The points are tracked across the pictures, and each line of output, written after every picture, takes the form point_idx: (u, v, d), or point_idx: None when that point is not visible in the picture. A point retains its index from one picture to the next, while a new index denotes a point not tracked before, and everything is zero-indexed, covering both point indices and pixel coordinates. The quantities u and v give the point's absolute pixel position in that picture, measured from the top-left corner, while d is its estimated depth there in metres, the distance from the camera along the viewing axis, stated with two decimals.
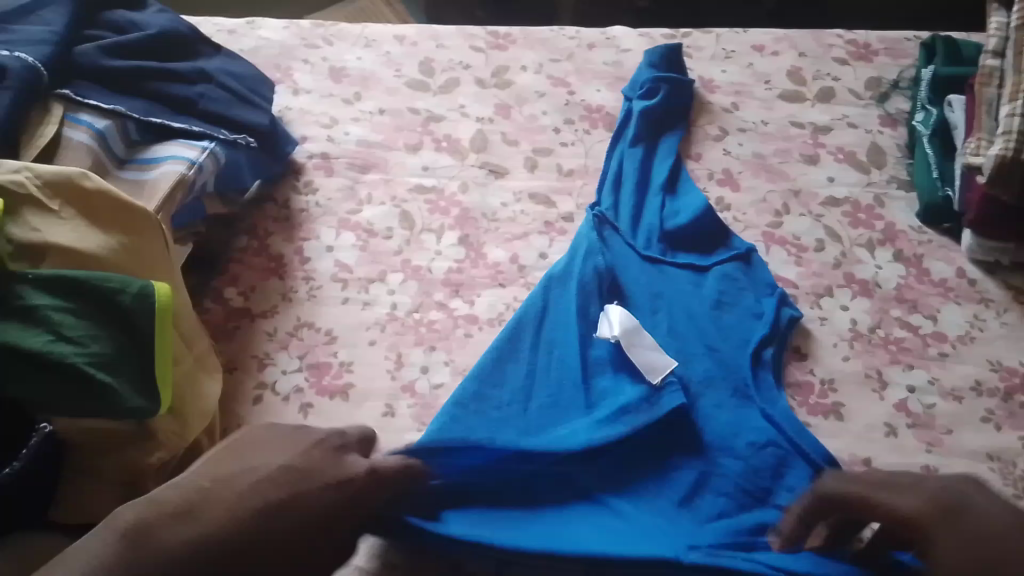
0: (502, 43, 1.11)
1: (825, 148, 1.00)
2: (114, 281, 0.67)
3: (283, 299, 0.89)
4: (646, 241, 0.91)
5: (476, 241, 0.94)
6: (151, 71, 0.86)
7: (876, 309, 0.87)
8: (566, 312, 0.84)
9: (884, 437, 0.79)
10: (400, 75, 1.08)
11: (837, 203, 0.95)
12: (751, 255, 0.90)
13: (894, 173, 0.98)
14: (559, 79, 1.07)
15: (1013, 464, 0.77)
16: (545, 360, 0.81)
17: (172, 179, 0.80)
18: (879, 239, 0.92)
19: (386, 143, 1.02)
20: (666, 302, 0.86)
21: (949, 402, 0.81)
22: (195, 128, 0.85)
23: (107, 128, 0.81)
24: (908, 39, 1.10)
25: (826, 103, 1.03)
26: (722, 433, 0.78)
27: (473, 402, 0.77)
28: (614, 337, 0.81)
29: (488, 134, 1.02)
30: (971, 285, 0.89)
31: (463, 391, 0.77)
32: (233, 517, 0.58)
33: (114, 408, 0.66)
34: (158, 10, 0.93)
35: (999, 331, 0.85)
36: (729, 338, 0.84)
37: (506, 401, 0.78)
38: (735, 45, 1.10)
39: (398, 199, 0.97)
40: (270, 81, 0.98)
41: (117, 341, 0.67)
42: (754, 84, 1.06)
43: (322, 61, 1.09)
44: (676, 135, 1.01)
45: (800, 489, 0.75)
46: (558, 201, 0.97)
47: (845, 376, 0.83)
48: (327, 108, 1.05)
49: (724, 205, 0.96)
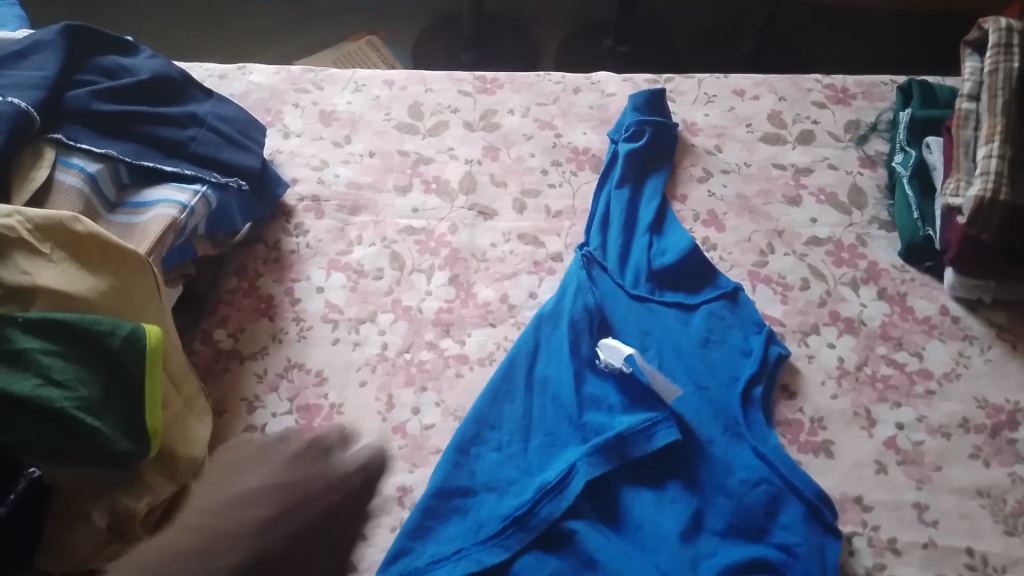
0: (489, 86, 1.13)
1: (807, 189, 1.02)
2: (103, 323, 0.67)
3: (272, 340, 0.89)
4: (634, 280, 0.92)
5: (466, 281, 0.94)
6: (141, 115, 0.86)
7: (861, 347, 0.88)
8: (560, 348, 0.84)
9: (873, 474, 0.80)
10: (389, 119, 1.09)
11: (820, 243, 0.97)
12: (738, 294, 0.91)
13: (874, 214, 1.00)
14: (545, 121, 1.09)
15: (1002, 500, 0.78)
16: (543, 398, 0.82)
17: (163, 223, 0.80)
18: (863, 277, 0.94)
19: (375, 185, 1.03)
20: (655, 339, 0.87)
21: (937, 438, 0.82)
22: (186, 171, 0.86)
23: (98, 172, 0.81)
24: (885, 83, 1.12)
25: (806, 145, 1.06)
26: (715, 469, 0.78)
27: (472, 446, 0.79)
28: (625, 366, 0.82)
29: (476, 175, 1.04)
30: (954, 322, 0.90)
31: (461, 434, 0.80)
32: (210, 528, 0.66)
33: (103, 453, 0.65)
34: (150, 55, 0.94)
35: (984, 368, 0.86)
36: (720, 375, 0.85)
37: (506, 440, 0.80)
38: (717, 88, 1.12)
39: (387, 240, 0.97)
40: (261, 125, 0.99)
41: (106, 385, 0.67)
42: (735, 127, 1.08)
43: (312, 105, 1.11)
44: (662, 175, 1.02)
45: (795, 528, 0.75)
46: (546, 241, 0.98)
47: (833, 414, 0.84)
48: (317, 151, 1.06)
49: (710, 244, 0.97)
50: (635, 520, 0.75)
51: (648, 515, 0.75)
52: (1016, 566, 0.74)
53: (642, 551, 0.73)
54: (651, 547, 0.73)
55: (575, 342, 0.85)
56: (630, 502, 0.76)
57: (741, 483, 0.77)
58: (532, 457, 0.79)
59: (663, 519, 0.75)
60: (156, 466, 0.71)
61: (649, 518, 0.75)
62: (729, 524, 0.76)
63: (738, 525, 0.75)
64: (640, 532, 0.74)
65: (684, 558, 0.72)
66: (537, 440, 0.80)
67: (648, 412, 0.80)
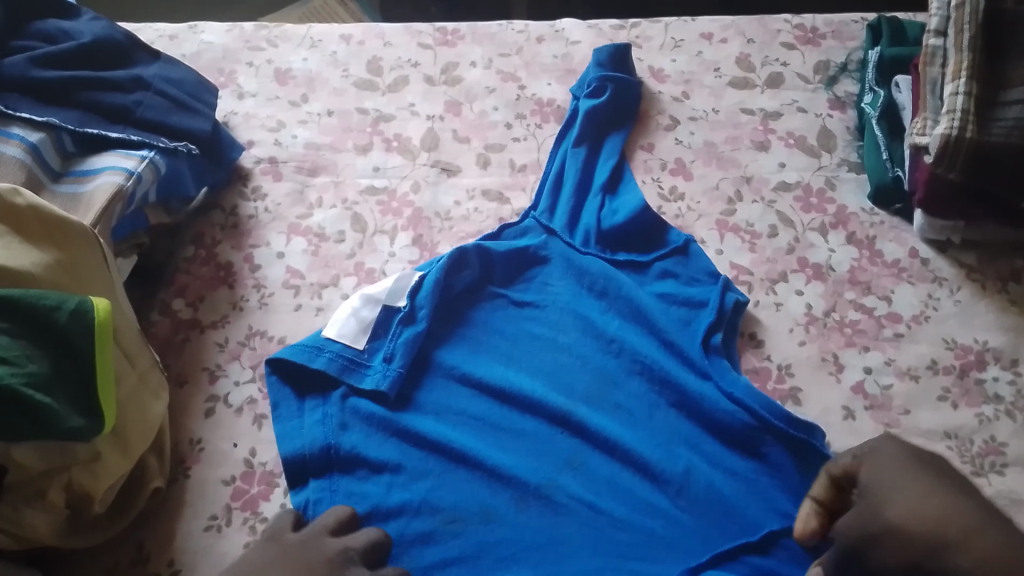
0: (449, 38, 1.10)
1: (775, 134, 1.00)
2: (49, 298, 0.65)
3: (232, 309, 0.87)
4: (583, 241, 0.91)
5: (430, 241, 0.93)
6: (84, 81, 0.83)
7: (830, 293, 0.87)
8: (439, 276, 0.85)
9: (841, 420, 0.79)
10: (347, 75, 1.06)
11: (788, 188, 0.95)
12: (690, 246, 0.89)
13: (844, 156, 0.98)
14: (508, 73, 1.06)
15: (970, 441, 0.77)
16: (421, 327, 0.82)
17: (108, 192, 0.77)
18: (831, 222, 0.93)
19: (334, 145, 1.00)
20: (617, 294, 0.86)
21: (905, 381, 0.81)
22: (132, 137, 0.83)
23: (41, 141, 0.78)
24: (855, 21, 1.10)
25: (774, 89, 1.04)
26: (698, 420, 0.79)
27: (453, 416, 0.80)
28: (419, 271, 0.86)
29: (439, 132, 1.01)
30: (923, 264, 0.89)
31: (438, 406, 0.80)
32: None
33: (55, 430, 0.63)
34: (92, 18, 0.90)
35: (953, 309, 0.86)
36: (682, 326, 0.84)
37: (483, 411, 0.80)
38: (683, 33, 1.09)
39: (349, 202, 0.95)
40: (213, 86, 0.96)
41: (57, 363, 0.65)
42: (703, 72, 1.06)
43: (267, 64, 1.07)
44: (622, 135, 0.99)
45: (785, 465, 0.75)
46: (511, 198, 0.96)
47: (801, 361, 0.83)
48: (273, 112, 1.03)
49: (678, 194, 0.96)
50: (624, 482, 0.75)
51: (633, 477, 0.75)
52: None
53: (636, 513, 0.73)
54: (637, 506, 0.74)
55: (497, 298, 0.87)
56: (617, 466, 0.76)
57: (716, 436, 0.78)
58: (504, 422, 0.79)
59: (652, 484, 0.75)
60: (113, 445, 0.69)
61: (637, 483, 0.75)
62: (719, 479, 0.75)
63: (726, 477, 0.75)
64: (630, 494, 0.74)
65: (685, 525, 0.72)
66: (510, 407, 0.80)
67: (600, 374, 0.82)
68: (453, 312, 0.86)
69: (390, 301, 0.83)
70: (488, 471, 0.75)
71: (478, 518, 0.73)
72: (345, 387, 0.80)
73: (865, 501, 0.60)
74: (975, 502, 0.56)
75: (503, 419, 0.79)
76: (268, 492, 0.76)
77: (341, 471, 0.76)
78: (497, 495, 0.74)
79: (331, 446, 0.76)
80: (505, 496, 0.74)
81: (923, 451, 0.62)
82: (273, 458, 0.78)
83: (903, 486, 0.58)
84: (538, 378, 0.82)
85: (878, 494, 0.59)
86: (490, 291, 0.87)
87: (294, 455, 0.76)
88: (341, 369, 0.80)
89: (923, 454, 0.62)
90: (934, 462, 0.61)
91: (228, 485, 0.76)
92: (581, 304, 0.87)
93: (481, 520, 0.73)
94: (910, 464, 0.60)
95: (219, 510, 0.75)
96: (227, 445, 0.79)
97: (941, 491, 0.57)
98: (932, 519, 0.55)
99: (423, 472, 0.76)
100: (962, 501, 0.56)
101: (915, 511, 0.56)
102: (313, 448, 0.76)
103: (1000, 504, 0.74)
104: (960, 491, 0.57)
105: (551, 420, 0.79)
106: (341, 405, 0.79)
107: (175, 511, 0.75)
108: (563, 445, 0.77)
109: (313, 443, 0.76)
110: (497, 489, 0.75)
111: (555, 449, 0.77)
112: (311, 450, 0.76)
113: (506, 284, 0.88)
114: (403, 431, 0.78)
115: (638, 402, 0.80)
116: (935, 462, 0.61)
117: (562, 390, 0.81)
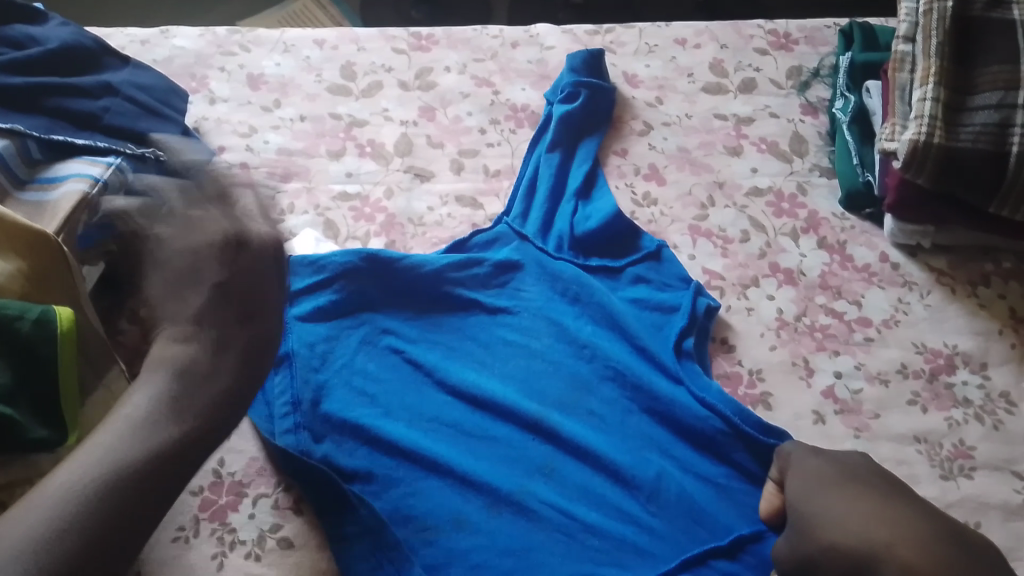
0: (424, 43, 1.10)
1: (747, 139, 1.00)
2: (12, 308, 0.64)
3: None
4: (556, 246, 0.90)
5: (402, 247, 0.92)
6: (50, 86, 0.82)
7: (801, 298, 0.88)
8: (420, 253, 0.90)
9: (812, 425, 0.79)
10: (321, 80, 1.06)
11: (761, 194, 0.96)
12: (662, 252, 0.90)
13: (816, 161, 0.98)
14: (482, 78, 1.06)
15: (940, 445, 0.78)
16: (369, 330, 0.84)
17: (73, 200, 0.76)
18: (803, 227, 0.93)
19: (307, 150, 0.99)
20: (589, 299, 0.86)
21: (875, 386, 0.82)
22: (99, 144, 0.82)
23: (5, 149, 0.76)
24: (827, 27, 1.11)
25: (747, 95, 1.04)
26: (671, 425, 0.79)
27: (425, 421, 0.79)
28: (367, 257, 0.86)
29: (413, 137, 1.01)
30: (894, 269, 0.90)
31: (409, 411, 0.79)
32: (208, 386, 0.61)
33: (16, 442, 0.62)
34: (61, 23, 0.90)
35: (923, 313, 0.86)
36: (654, 331, 0.84)
37: (455, 418, 0.79)
38: (658, 38, 1.10)
39: (321, 208, 0.95)
40: (183, 91, 0.96)
41: (20, 373, 0.64)
42: (677, 77, 1.06)
43: (240, 69, 1.07)
44: (595, 140, 0.99)
45: (755, 469, 0.76)
46: (484, 203, 0.96)
47: (772, 366, 0.83)
48: (245, 117, 1.02)
49: (651, 200, 0.96)
50: (597, 488, 0.75)
51: (606, 485, 0.75)
52: (951, 509, 0.74)
53: (608, 519, 0.73)
54: (610, 513, 0.73)
55: (468, 303, 0.87)
56: (589, 471, 0.76)
57: (688, 443, 0.78)
58: (477, 428, 0.79)
59: (624, 490, 0.75)
60: None
61: (609, 489, 0.75)
62: (691, 485, 0.75)
63: (697, 484, 0.75)
64: (602, 499, 0.74)
65: (657, 531, 0.72)
66: (483, 413, 0.80)
67: (572, 379, 0.82)
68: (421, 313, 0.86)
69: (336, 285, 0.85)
70: (461, 480, 0.75)
71: (449, 529, 0.72)
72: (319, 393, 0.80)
73: (800, 519, 0.64)
74: (892, 503, 0.62)
75: (476, 425, 0.79)
76: (236, 502, 0.75)
77: None
78: (469, 504, 0.74)
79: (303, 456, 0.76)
80: (478, 506, 0.74)
81: (843, 460, 0.68)
82: (242, 468, 0.77)
83: (829, 504, 0.63)
84: (511, 383, 0.82)
85: (809, 515, 0.64)
86: (462, 295, 0.87)
87: None
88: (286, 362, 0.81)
89: (843, 464, 0.67)
90: (853, 472, 0.66)
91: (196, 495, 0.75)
92: (556, 311, 0.86)
93: (453, 529, 0.72)
94: (833, 478, 0.65)
95: (187, 521, 0.73)
96: None
97: (863, 501, 0.62)
98: (861, 532, 0.60)
99: (395, 479, 0.75)
100: (884, 508, 0.61)
101: (844, 526, 0.61)
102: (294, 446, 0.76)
103: (969, 508, 0.74)
104: (882, 496, 0.63)
105: (524, 426, 0.78)
106: (311, 414, 0.78)
107: None
108: (537, 452, 0.77)
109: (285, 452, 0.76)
110: (470, 497, 0.74)
111: (526, 457, 0.77)
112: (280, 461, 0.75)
113: (478, 288, 0.88)
114: (372, 439, 0.77)
115: (611, 407, 0.80)
116: (850, 466, 0.67)
117: (535, 396, 0.81)
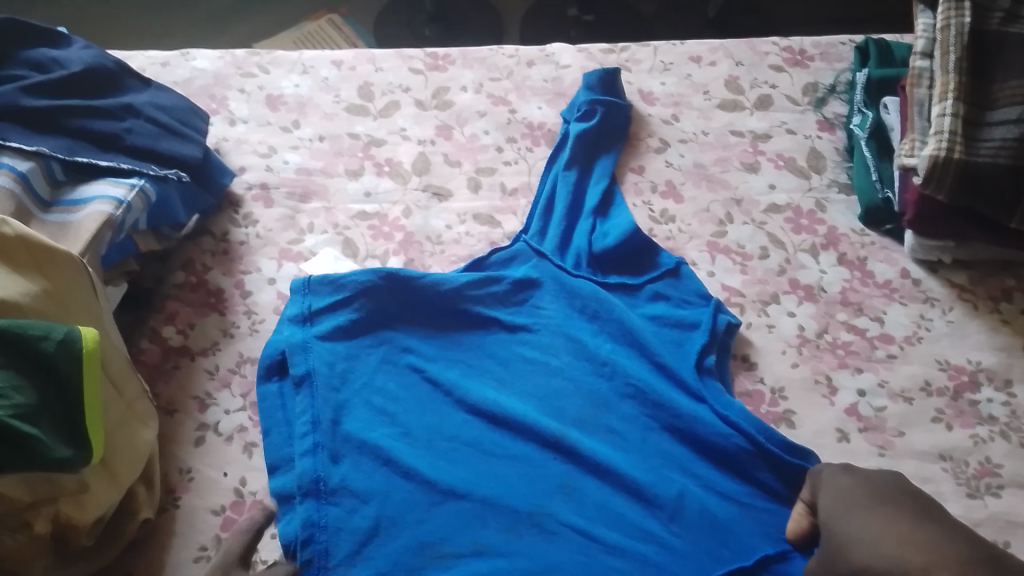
0: (440, 62, 1.10)
1: (764, 156, 1.00)
2: (36, 328, 0.64)
3: (223, 335, 0.87)
4: (575, 263, 0.90)
5: (421, 265, 0.93)
6: (73, 109, 0.83)
7: (821, 314, 0.87)
8: (438, 271, 0.90)
9: (835, 442, 0.79)
10: (338, 100, 1.07)
11: (779, 210, 0.96)
12: (681, 268, 0.90)
13: (833, 177, 0.98)
14: (499, 97, 1.07)
15: (965, 463, 0.77)
16: (386, 346, 0.84)
17: (97, 220, 0.77)
18: (822, 243, 0.93)
19: (325, 170, 1.00)
20: (607, 316, 0.86)
21: (898, 403, 0.81)
22: (123, 165, 0.83)
23: (30, 171, 0.77)
24: (842, 43, 1.11)
25: (763, 111, 1.04)
26: (691, 442, 0.78)
27: (443, 440, 0.79)
28: (386, 275, 0.86)
29: (430, 156, 1.01)
30: (915, 285, 0.89)
31: (427, 431, 0.79)
32: None
33: (42, 461, 0.62)
34: (83, 46, 0.91)
35: (945, 329, 0.86)
36: (674, 348, 0.84)
37: (474, 437, 0.79)
38: (673, 56, 1.10)
39: (339, 226, 0.95)
40: (204, 112, 0.97)
41: (44, 393, 0.64)
42: (692, 94, 1.06)
43: (258, 90, 1.08)
44: (612, 158, 0.99)
45: (777, 488, 0.75)
46: (502, 221, 0.96)
47: (793, 383, 0.83)
48: (264, 137, 1.03)
49: (669, 216, 0.96)
50: (618, 508, 0.74)
51: (627, 506, 0.75)
52: (977, 528, 0.73)
53: (629, 539, 0.73)
54: (630, 534, 0.73)
55: (486, 320, 0.87)
56: (610, 490, 0.76)
57: (709, 461, 0.77)
58: (496, 447, 0.78)
59: (645, 509, 0.74)
60: (102, 474, 0.69)
61: (630, 507, 0.74)
62: (713, 503, 0.75)
63: (720, 502, 0.75)
64: (622, 519, 0.74)
65: (679, 550, 0.72)
66: (503, 432, 0.79)
67: (591, 398, 0.81)
68: (439, 331, 0.86)
69: (354, 300, 0.85)
70: (480, 501, 0.74)
71: (469, 553, 0.72)
72: (337, 412, 0.80)
73: (830, 539, 0.64)
74: (924, 525, 0.61)
75: (495, 444, 0.78)
76: None
77: (328, 501, 0.75)
78: (489, 526, 0.73)
79: (321, 478, 0.75)
80: (497, 527, 0.73)
81: (873, 477, 0.67)
82: (264, 487, 0.77)
83: (859, 524, 0.63)
84: (530, 401, 0.82)
85: (839, 536, 0.63)
86: (480, 313, 0.87)
87: (284, 493, 0.75)
88: (301, 380, 0.81)
89: (874, 482, 0.67)
90: (884, 491, 0.65)
91: (218, 515, 0.76)
92: (574, 329, 0.86)
93: (474, 554, 0.72)
94: (863, 498, 0.65)
95: (208, 540, 0.74)
96: (217, 473, 0.78)
97: (895, 522, 0.62)
98: (890, 552, 0.59)
99: (413, 502, 0.75)
100: (915, 529, 0.61)
101: (875, 546, 0.60)
102: (305, 530, 0.73)
103: (997, 527, 0.73)
104: (914, 516, 0.62)
105: (542, 447, 0.78)
106: (330, 433, 0.78)
107: (164, 541, 0.74)
108: (556, 471, 0.77)
109: (303, 473, 0.75)
110: (489, 520, 0.74)
111: (545, 477, 0.76)
112: (299, 482, 0.75)
113: (496, 305, 0.88)
114: (392, 459, 0.77)
115: (631, 425, 0.80)
116: (882, 484, 0.66)
117: (554, 414, 0.81)
